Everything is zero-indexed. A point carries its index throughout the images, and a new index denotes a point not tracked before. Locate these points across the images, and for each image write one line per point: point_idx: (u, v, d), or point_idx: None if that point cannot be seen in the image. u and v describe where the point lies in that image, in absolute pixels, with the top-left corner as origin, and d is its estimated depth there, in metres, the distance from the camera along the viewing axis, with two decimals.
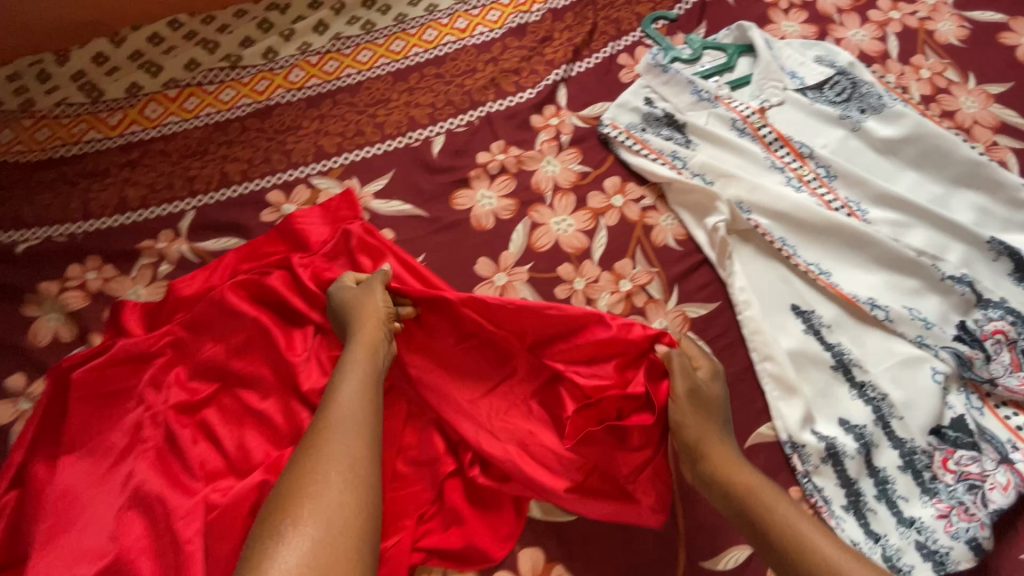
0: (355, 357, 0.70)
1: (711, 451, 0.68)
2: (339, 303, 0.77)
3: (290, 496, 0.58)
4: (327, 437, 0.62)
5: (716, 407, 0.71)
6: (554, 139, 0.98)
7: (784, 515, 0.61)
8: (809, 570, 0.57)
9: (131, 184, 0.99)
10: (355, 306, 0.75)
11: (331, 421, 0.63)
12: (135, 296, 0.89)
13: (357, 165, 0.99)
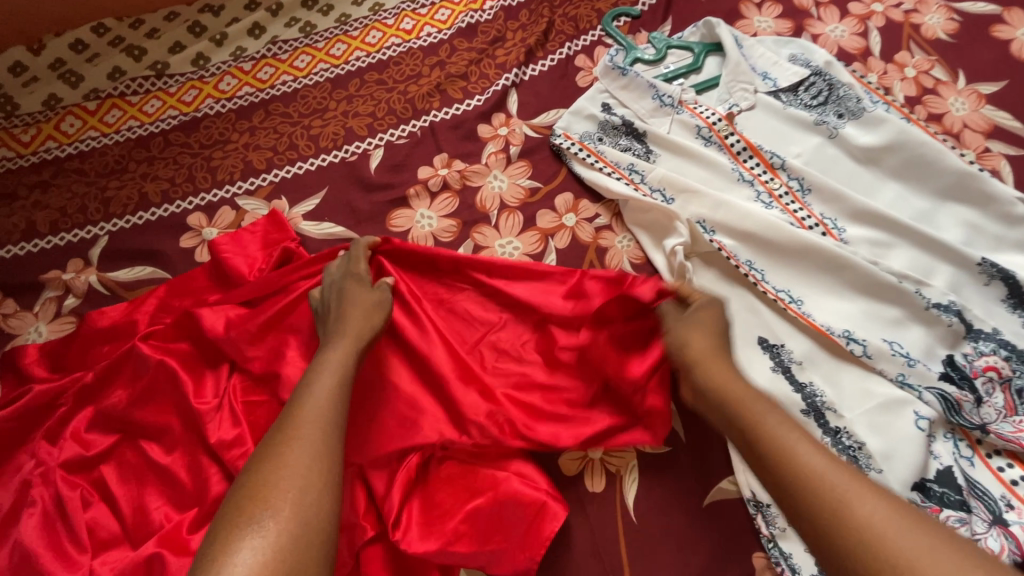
0: (340, 338, 0.64)
1: (712, 362, 0.61)
2: (332, 281, 0.72)
3: (255, 487, 0.50)
4: (300, 424, 0.55)
5: (724, 327, 0.65)
6: (502, 151, 0.89)
7: (788, 447, 0.52)
8: (790, 478, 0.50)
9: (41, 206, 0.91)
10: (347, 287, 0.70)
11: (311, 403, 0.57)
12: (37, 335, 0.80)
13: (287, 183, 0.90)
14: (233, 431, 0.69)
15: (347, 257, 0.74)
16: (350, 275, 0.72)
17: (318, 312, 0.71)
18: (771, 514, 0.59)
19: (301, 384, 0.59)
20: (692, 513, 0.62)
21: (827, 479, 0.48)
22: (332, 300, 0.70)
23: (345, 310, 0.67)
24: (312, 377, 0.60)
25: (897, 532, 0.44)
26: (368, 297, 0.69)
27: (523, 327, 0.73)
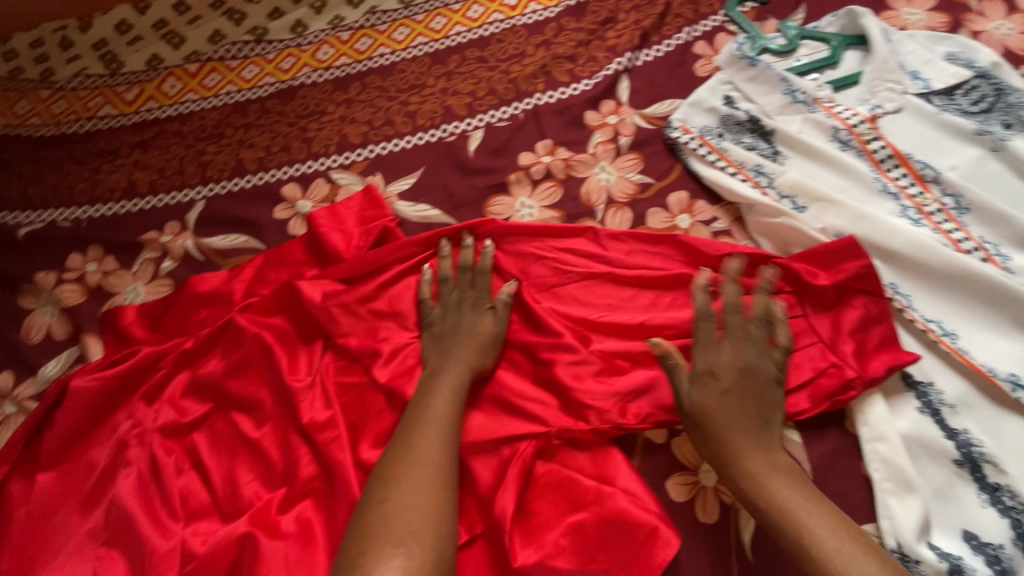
0: (454, 365, 0.64)
1: (731, 446, 0.57)
2: (445, 302, 0.71)
3: (397, 502, 0.51)
4: (431, 439, 0.57)
5: (733, 388, 0.60)
6: (611, 141, 0.83)
7: (802, 520, 0.52)
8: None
9: (141, 167, 0.91)
10: (463, 310, 0.69)
11: (430, 434, 0.57)
12: (135, 295, 0.80)
13: (383, 160, 0.87)
14: (325, 412, 0.67)
15: (461, 269, 0.73)
16: (463, 294, 0.71)
17: (428, 329, 0.70)
18: (919, 571, 0.53)
19: (415, 414, 0.59)
20: None
21: (835, 552, 0.49)
22: (446, 321, 0.70)
23: (460, 334, 0.67)
24: (428, 407, 0.60)
25: None
26: (484, 323, 0.68)
27: (631, 331, 0.67)
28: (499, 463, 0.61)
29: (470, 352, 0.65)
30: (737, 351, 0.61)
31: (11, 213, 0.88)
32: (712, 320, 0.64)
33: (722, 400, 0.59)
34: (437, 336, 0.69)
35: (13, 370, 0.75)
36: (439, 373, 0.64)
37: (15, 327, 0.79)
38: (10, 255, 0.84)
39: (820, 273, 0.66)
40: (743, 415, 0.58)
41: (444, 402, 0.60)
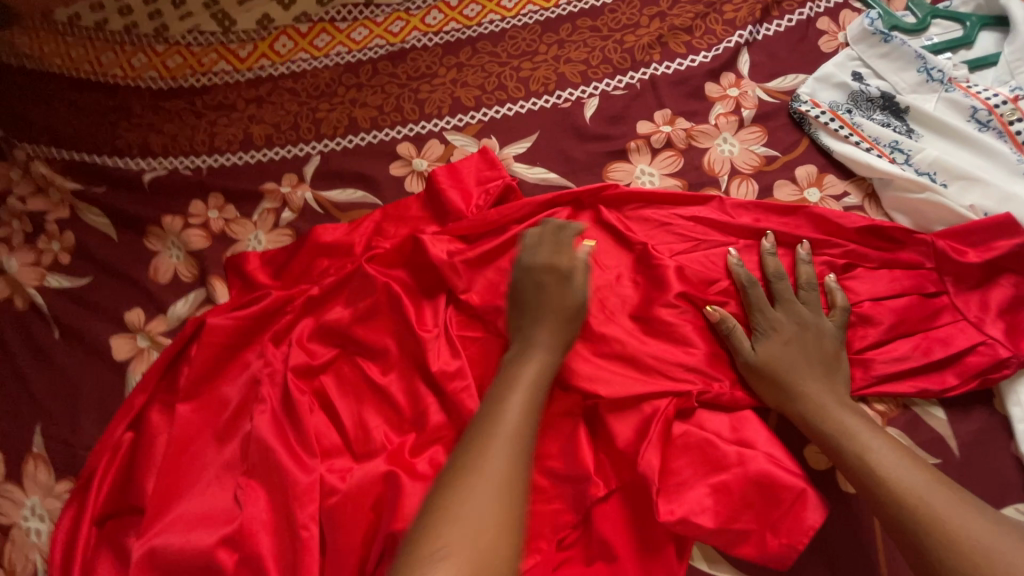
0: (535, 353, 0.60)
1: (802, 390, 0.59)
2: (524, 267, 0.68)
3: (453, 488, 0.48)
4: (497, 424, 0.53)
5: (796, 339, 0.62)
6: (732, 113, 0.82)
7: (869, 449, 0.54)
8: (888, 500, 0.51)
9: (257, 121, 0.93)
10: (544, 279, 0.66)
11: (500, 425, 0.53)
12: (257, 242, 0.83)
13: (498, 124, 0.88)
14: (454, 361, 0.68)
15: (544, 239, 0.69)
16: (546, 261, 0.67)
17: (511, 295, 0.67)
18: None
19: (490, 407, 0.55)
20: None
21: (899, 474, 0.51)
22: (527, 291, 0.66)
23: (543, 312, 0.64)
24: (503, 401, 0.55)
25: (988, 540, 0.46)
26: (567, 301, 0.64)
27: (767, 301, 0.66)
28: (637, 421, 0.61)
29: (552, 335, 0.62)
30: (791, 307, 0.64)
31: (135, 160, 0.91)
32: (783, 283, 0.65)
33: (787, 351, 0.61)
34: (520, 304, 0.66)
35: (143, 307, 0.78)
36: (521, 361, 0.60)
37: (142, 267, 0.81)
38: (136, 199, 0.87)
39: (969, 251, 0.64)
40: (808, 366, 0.60)
41: (519, 398, 0.56)
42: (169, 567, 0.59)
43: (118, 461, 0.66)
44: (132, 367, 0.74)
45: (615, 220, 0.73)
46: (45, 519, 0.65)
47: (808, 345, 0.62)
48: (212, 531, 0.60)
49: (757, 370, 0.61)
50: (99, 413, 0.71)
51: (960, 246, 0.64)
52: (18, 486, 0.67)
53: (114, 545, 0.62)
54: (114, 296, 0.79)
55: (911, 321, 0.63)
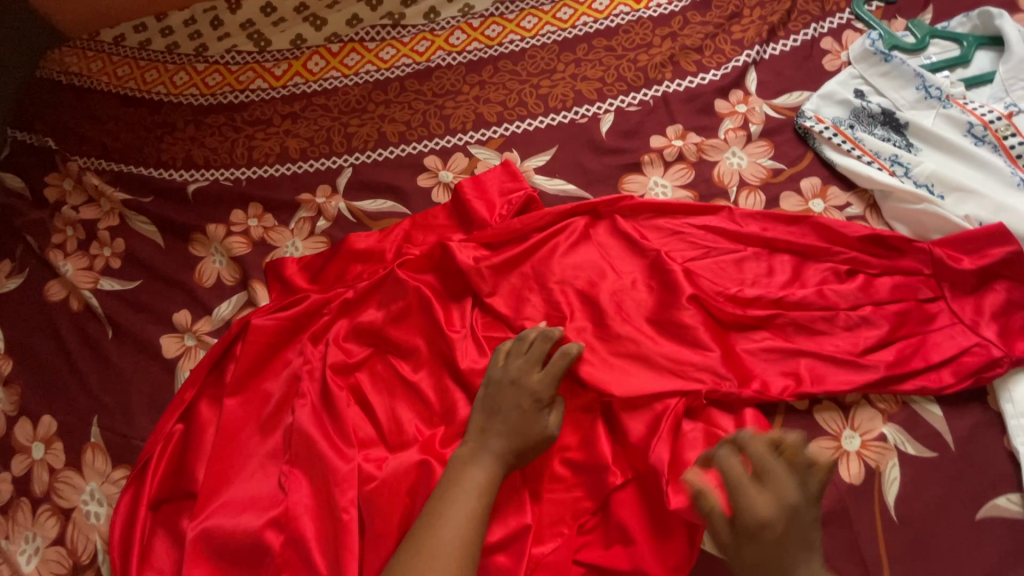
0: (483, 458, 0.62)
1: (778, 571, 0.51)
2: (506, 371, 0.67)
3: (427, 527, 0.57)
4: (468, 466, 0.62)
5: (786, 527, 0.51)
6: (741, 128, 0.87)
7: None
8: None
9: (292, 135, 0.99)
10: (521, 400, 0.64)
11: (469, 468, 0.62)
12: (294, 249, 0.88)
13: (518, 138, 0.93)
14: (481, 360, 0.73)
15: (531, 355, 0.67)
16: (524, 377, 0.66)
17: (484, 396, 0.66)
18: None
19: (428, 517, 0.58)
20: (965, 523, 0.59)
21: None
22: (496, 401, 0.65)
23: (504, 427, 0.63)
24: (440, 512, 0.58)
25: None
26: (533, 424, 0.64)
27: (775, 305, 0.70)
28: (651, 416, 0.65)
29: (506, 446, 0.63)
30: (780, 486, 0.52)
31: (179, 171, 0.98)
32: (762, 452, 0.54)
33: (771, 541, 0.51)
34: (491, 408, 0.65)
35: (189, 309, 0.84)
36: (470, 463, 0.62)
37: (187, 271, 0.87)
38: (181, 209, 0.93)
39: (963, 258, 0.68)
40: (791, 551, 0.51)
41: (465, 505, 0.59)
42: (220, 547, 0.64)
43: (171, 451, 0.71)
44: (180, 364, 0.80)
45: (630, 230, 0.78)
46: (103, 503, 0.71)
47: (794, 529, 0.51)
48: (259, 514, 0.65)
49: (744, 536, 0.51)
50: (151, 406, 0.77)
51: (956, 253, 0.69)
52: (78, 472, 0.72)
53: (168, 527, 0.67)
54: (162, 298, 0.85)
55: (910, 324, 0.67)
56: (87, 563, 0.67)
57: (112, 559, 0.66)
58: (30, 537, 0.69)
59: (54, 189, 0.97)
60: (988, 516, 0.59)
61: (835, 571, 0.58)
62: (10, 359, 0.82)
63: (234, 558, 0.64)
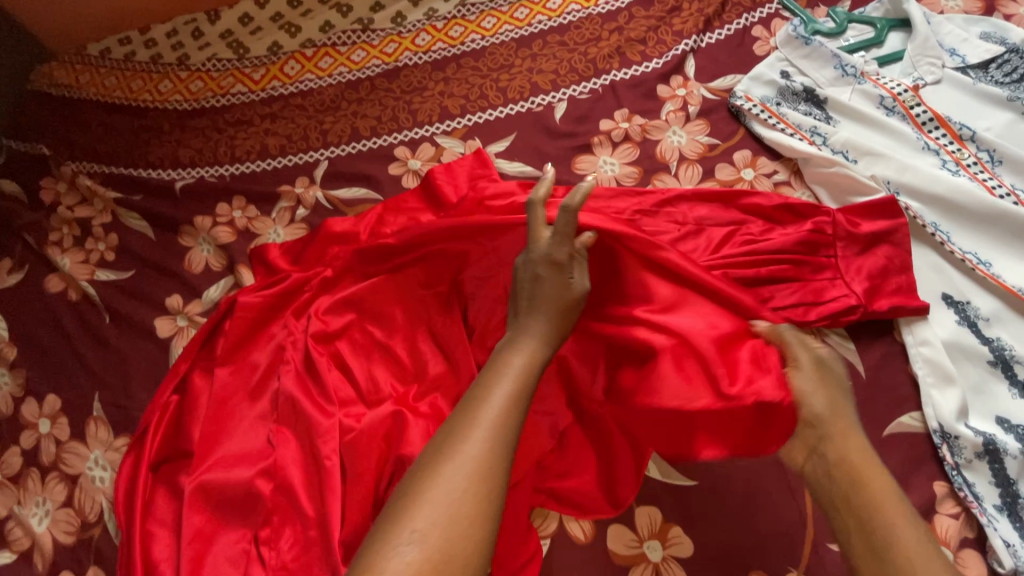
0: (529, 343, 0.61)
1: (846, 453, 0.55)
2: (528, 254, 0.70)
3: (470, 406, 0.54)
4: (507, 357, 0.59)
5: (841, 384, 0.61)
6: (680, 109, 0.96)
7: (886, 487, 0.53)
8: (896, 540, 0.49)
9: (271, 133, 1.07)
10: (540, 270, 0.68)
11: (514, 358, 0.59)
12: (276, 236, 0.96)
13: (480, 127, 1.02)
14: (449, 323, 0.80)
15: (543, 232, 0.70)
16: (542, 249, 0.69)
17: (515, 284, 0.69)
18: (958, 445, 0.65)
19: (473, 405, 0.55)
20: (872, 439, 0.68)
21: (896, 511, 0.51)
22: (527, 282, 0.68)
23: (537, 302, 0.66)
24: (486, 402, 0.55)
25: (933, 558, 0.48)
26: (560, 287, 0.67)
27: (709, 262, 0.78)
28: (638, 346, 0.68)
29: (544, 324, 0.64)
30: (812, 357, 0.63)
31: (167, 171, 1.05)
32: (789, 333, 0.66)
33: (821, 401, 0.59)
34: (528, 291, 0.67)
35: (180, 293, 0.91)
36: (513, 349, 0.61)
37: (178, 260, 0.94)
38: (171, 204, 1.00)
39: (861, 222, 0.77)
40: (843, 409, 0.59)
41: (504, 388, 0.56)
42: (215, 497, 0.71)
43: (167, 418, 0.78)
44: (173, 343, 0.87)
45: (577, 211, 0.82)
46: (108, 468, 0.77)
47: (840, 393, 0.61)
48: (251, 466, 0.72)
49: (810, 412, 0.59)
50: (148, 382, 0.83)
51: (854, 218, 0.78)
52: (82, 442, 0.79)
53: (168, 484, 0.74)
54: (155, 285, 0.92)
55: (824, 273, 0.76)
56: (94, 521, 0.74)
57: (117, 515, 0.72)
58: (40, 502, 0.76)
59: (50, 191, 1.04)
60: (893, 432, 0.68)
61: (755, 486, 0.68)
62: (14, 345, 0.88)
63: (229, 506, 0.71)
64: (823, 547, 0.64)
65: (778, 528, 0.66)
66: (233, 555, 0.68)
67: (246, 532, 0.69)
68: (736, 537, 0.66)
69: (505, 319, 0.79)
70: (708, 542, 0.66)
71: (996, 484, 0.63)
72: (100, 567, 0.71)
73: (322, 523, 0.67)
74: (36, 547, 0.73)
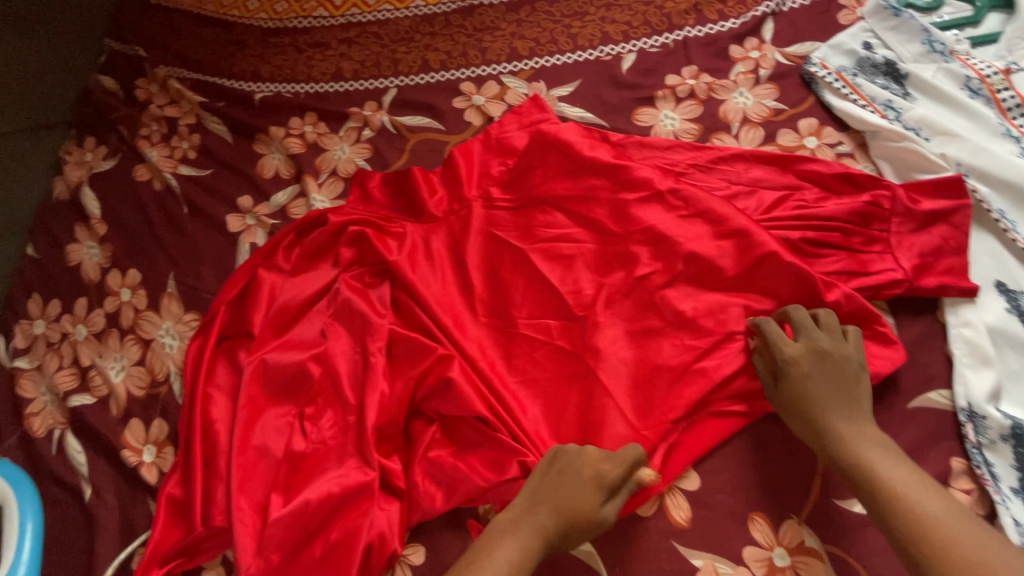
0: (547, 509, 0.61)
1: (841, 430, 0.62)
2: (576, 450, 0.65)
3: (487, 545, 0.59)
4: (543, 486, 0.63)
5: (851, 376, 0.65)
6: (751, 72, 0.94)
7: (874, 462, 0.59)
8: (893, 512, 0.55)
9: (346, 58, 1.11)
10: (585, 469, 0.63)
11: (550, 499, 0.62)
12: (341, 153, 1.00)
13: (547, 71, 1.03)
14: (495, 253, 0.84)
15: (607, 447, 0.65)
16: (597, 462, 0.64)
17: (542, 463, 0.65)
18: (983, 424, 0.65)
19: (481, 547, 0.59)
20: (897, 410, 0.68)
21: (896, 477, 0.57)
22: (558, 469, 0.64)
23: (569, 495, 0.62)
24: (494, 547, 0.59)
25: (943, 517, 0.53)
26: (591, 510, 0.62)
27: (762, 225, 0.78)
28: (691, 281, 0.77)
29: (567, 516, 0.61)
30: (809, 336, 0.67)
31: (247, 83, 1.11)
32: (804, 314, 0.69)
33: (817, 386, 0.64)
34: (551, 480, 0.63)
35: (250, 195, 0.98)
36: (546, 496, 0.62)
37: (251, 165, 1.01)
38: (249, 113, 1.07)
39: (921, 200, 0.76)
40: (835, 396, 0.64)
41: (529, 539, 0.59)
42: (270, 373, 0.77)
43: (230, 301, 0.84)
44: (240, 238, 0.94)
45: (630, 164, 0.85)
46: (177, 338, 0.86)
47: (836, 376, 0.65)
48: (306, 351, 0.79)
49: (793, 383, 0.65)
50: (217, 269, 0.91)
51: (917, 195, 0.76)
52: (157, 313, 0.88)
53: (228, 357, 0.81)
54: (229, 185, 0.99)
55: (871, 247, 0.76)
56: (162, 380, 0.82)
57: (184, 377, 0.80)
58: (119, 358, 0.85)
59: (144, 90, 1.12)
60: (918, 407, 0.68)
61: (771, 441, 0.70)
62: (105, 223, 0.98)
63: (281, 383, 0.77)
64: (830, 502, 0.66)
65: (787, 477, 0.68)
66: (279, 426, 0.75)
67: (292, 409, 0.76)
68: (744, 480, 0.68)
69: (551, 255, 0.83)
70: (717, 480, 0.69)
71: (1016, 467, 0.64)
72: (164, 420, 0.79)
73: (360, 407, 0.74)
74: (111, 395, 0.82)
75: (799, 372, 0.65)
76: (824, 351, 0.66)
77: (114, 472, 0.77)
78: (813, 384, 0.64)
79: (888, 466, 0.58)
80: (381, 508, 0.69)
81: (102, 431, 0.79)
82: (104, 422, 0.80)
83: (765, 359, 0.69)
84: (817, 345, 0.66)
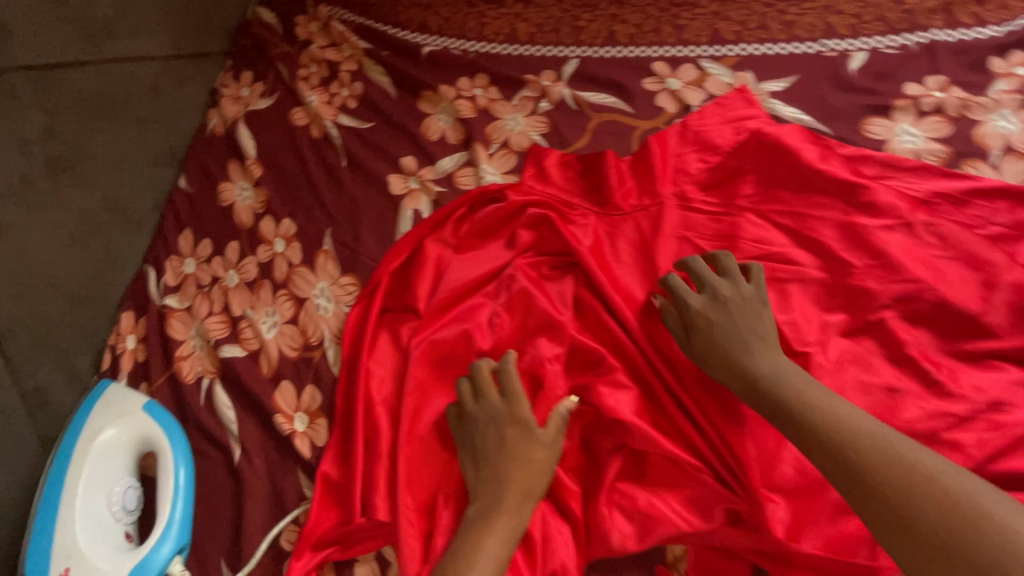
0: (506, 476, 0.60)
1: (794, 395, 0.57)
2: (479, 410, 0.64)
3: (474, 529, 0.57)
4: (490, 460, 0.62)
5: (736, 314, 0.63)
6: (1016, 92, 0.80)
7: (839, 419, 0.54)
8: (874, 474, 0.49)
9: (522, 19, 1.01)
10: (505, 431, 0.62)
11: (512, 469, 0.60)
12: (514, 123, 0.91)
13: (756, 60, 0.90)
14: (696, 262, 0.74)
15: (490, 397, 0.65)
16: (506, 418, 0.63)
17: (460, 442, 0.65)
18: None
19: (466, 545, 0.56)
20: None
21: (871, 435, 0.52)
22: (483, 441, 0.63)
23: (504, 469, 0.60)
24: (480, 543, 0.55)
25: (928, 471, 0.48)
26: (535, 473, 0.61)
27: None
28: (938, 334, 0.66)
29: (520, 476, 0.60)
30: (713, 286, 0.66)
31: (412, 33, 1.03)
32: (699, 263, 0.68)
33: (726, 334, 0.63)
34: (478, 454, 0.63)
35: (414, 156, 0.90)
36: (494, 464, 0.61)
37: (415, 123, 0.93)
38: (414, 67, 0.99)
39: None
40: (741, 341, 0.62)
41: (504, 508, 0.58)
42: (440, 358, 0.71)
43: (393, 272, 0.77)
44: (402, 203, 0.86)
45: (871, 184, 0.72)
46: (331, 300, 0.80)
47: (731, 320, 0.63)
48: (478, 341, 0.71)
49: (706, 339, 0.63)
50: (376, 232, 0.84)
51: None
52: (311, 270, 0.82)
53: (389, 332, 0.75)
54: (392, 142, 0.92)
55: None
56: (315, 344, 0.77)
57: (342, 347, 0.74)
58: (270, 312, 0.80)
59: (304, 28, 1.05)
60: None
61: None
62: (261, 165, 0.93)
63: (451, 371, 0.71)
64: None
65: None
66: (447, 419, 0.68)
67: None
68: None
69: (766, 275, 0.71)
70: None
71: None
72: (317, 387, 0.74)
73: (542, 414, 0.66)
74: (262, 351, 0.78)
75: (705, 327, 0.64)
76: (715, 295, 0.65)
77: (265, 436, 0.73)
78: (726, 340, 0.62)
79: (862, 424, 0.53)
80: (559, 531, 0.63)
81: (252, 389, 0.74)
82: (255, 379, 0.76)
83: (675, 315, 0.67)
84: (714, 295, 0.65)
